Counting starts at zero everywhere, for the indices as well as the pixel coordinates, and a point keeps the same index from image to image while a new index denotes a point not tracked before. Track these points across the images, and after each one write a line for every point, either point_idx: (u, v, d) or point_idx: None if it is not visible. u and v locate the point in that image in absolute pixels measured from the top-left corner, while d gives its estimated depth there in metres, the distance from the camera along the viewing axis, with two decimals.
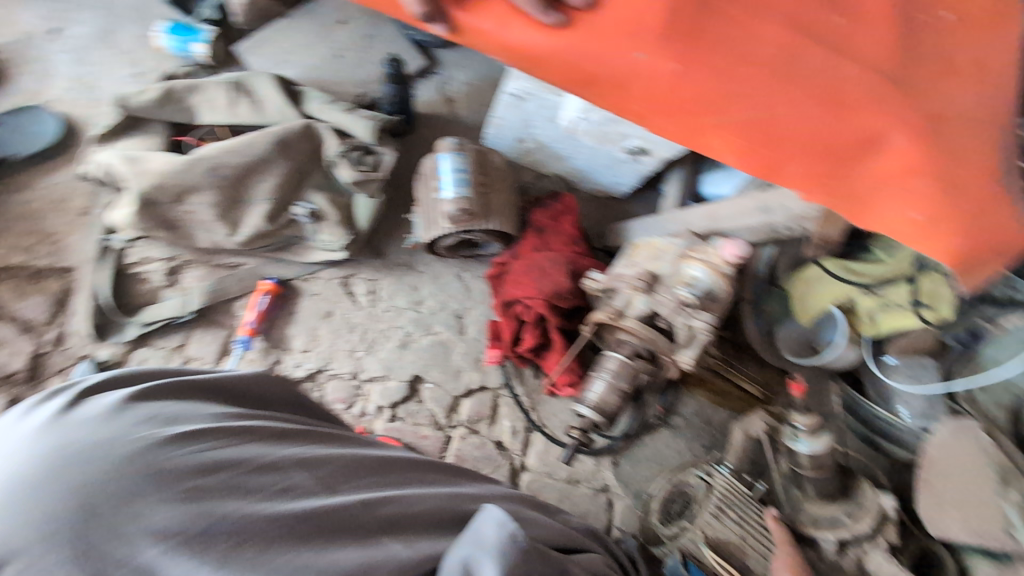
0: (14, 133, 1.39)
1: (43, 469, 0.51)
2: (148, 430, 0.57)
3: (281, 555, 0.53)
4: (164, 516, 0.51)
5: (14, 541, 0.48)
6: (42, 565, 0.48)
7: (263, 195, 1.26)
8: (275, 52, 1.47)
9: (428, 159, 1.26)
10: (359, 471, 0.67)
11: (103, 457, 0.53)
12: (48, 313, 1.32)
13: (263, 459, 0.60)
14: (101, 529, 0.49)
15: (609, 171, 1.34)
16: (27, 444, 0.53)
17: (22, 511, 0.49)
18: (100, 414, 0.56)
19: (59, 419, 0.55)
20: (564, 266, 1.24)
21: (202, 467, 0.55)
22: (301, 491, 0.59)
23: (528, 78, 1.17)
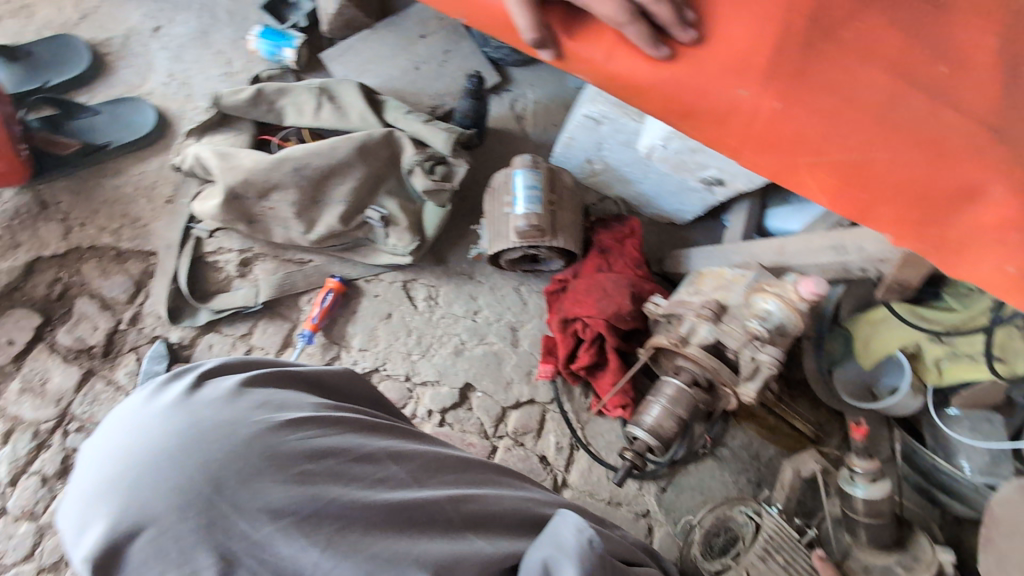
0: (114, 122, 1.47)
1: (174, 443, 0.56)
2: (262, 414, 0.61)
3: (380, 541, 0.56)
4: (279, 495, 0.55)
5: (151, 507, 0.53)
6: (176, 531, 0.53)
7: (340, 197, 1.31)
8: (358, 61, 1.54)
9: (501, 174, 1.30)
10: (443, 468, 0.69)
11: (226, 436, 0.57)
12: (127, 293, 1.40)
13: (362, 450, 0.63)
14: (224, 503, 0.54)
15: (676, 198, 1.35)
16: (160, 419, 0.59)
17: (157, 480, 0.54)
18: (220, 398, 0.61)
19: (187, 398, 0.61)
20: (626, 288, 1.25)
21: (310, 453, 0.59)
22: (394, 483, 0.62)
23: (608, 103, 1.20)
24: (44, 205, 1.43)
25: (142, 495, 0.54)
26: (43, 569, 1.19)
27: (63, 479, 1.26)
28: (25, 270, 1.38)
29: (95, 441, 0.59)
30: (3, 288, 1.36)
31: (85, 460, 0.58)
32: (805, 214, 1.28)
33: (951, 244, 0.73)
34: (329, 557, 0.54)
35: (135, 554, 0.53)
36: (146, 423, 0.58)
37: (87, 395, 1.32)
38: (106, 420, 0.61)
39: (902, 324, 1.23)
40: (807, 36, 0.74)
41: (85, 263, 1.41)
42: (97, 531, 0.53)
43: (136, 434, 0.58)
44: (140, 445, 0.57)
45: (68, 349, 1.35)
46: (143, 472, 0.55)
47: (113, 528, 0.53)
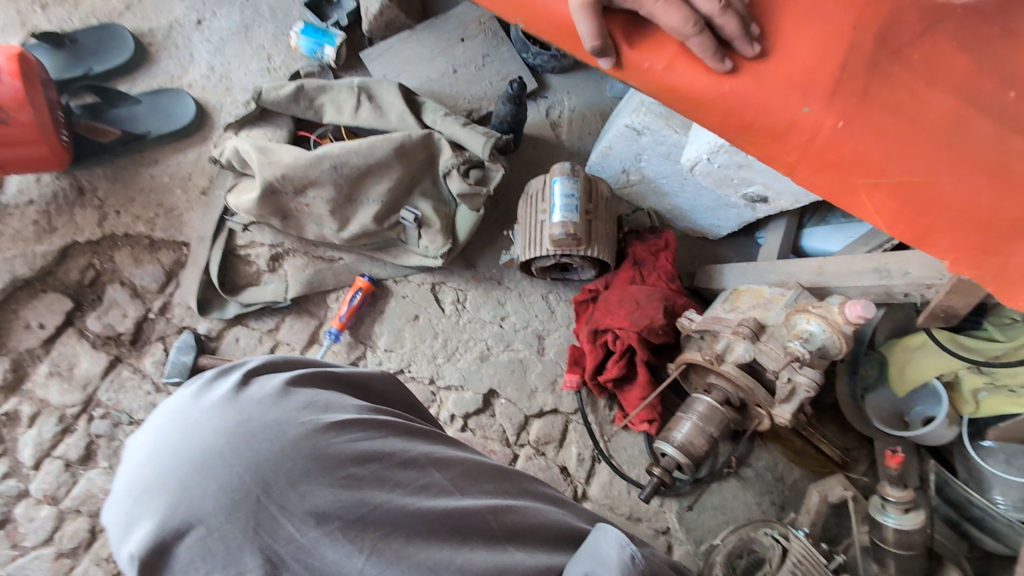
0: (153, 111, 1.49)
1: (222, 442, 0.55)
2: (309, 415, 0.59)
3: (423, 550, 0.55)
4: (325, 499, 0.54)
5: (199, 507, 0.52)
6: (224, 532, 0.52)
7: (375, 197, 1.31)
8: (397, 62, 1.54)
9: (537, 181, 1.30)
10: (484, 475, 0.67)
11: (274, 437, 0.55)
12: (158, 282, 1.40)
13: (405, 455, 0.61)
14: (272, 506, 0.53)
15: (712, 212, 1.34)
16: (207, 416, 0.57)
17: (204, 480, 0.53)
18: (267, 396, 0.60)
19: (234, 396, 0.59)
20: (659, 301, 1.23)
21: (356, 457, 0.57)
22: (437, 490, 0.60)
23: (651, 114, 1.19)
24: (81, 191, 1.44)
25: (189, 495, 0.52)
26: (62, 554, 1.19)
27: (86, 465, 1.26)
28: (58, 254, 1.39)
29: (140, 435, 0.58)
30: (36, 271, 1.37)
31: (130, 455, 0.57)
32: (845, 235, 1.26)
33: (1009, 273, 0.70)
34: (373, 564, 0.53)
35: (182, 553, 0.52)
36: (193, 420, 0.57)
37: (113, 382, 1.33)
38: (152, 414, 0.60)
39: (941, 350, 1.18)
40: (872, 55, 0.72)
41: (117, 251, 1.42)
42: (143, 529, 0.52)
43: (182, 431, 0.56)
44: (187, 442, 0.55)
45: (96, 336, 1.36)
46: (190, 471, 0.53)
47: (160, 528, 0.52)
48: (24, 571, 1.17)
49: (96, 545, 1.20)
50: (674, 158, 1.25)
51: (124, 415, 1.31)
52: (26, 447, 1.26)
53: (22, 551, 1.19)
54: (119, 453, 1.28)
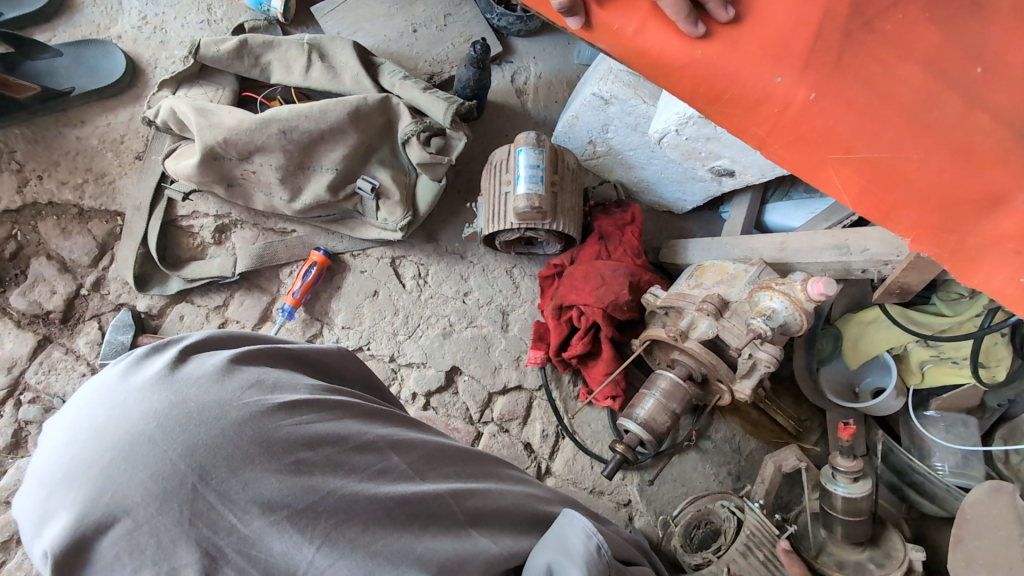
0: (78, 66, 1.34)
1: (153, 425, 0.47)
2: (255, 396, 0.52)
3: (380, 539, 0.50)
4: (271, 487, 0.48)
5: (125, 497, 0.45)
6: (155, 524, 0.45)
7: (329, 164, 1.23)
8: (352, 20, 1.44)
9: (500, 151, 1.24)
10: (445, 459, 0.63)
11: (212, 420, 0.48)
12: (90, 255, 1.30)
13: (362, 437, 0.55)
14: (211, 495, 0.46)
15: (678, 186, 1.32)
16: (136, 397, 0.49)
17: (131, 468, 0.46)
18: (208, 375, 0.52)
19: (171, 375, 0.51)
20: (624, 277, 1.21)
21: (308, 440, 0.51)
22: (396, 475, 0.55)
23: (619, 82, 1.15)
24: None
25: (113, 484, 0.45)
26: None
27: (13, 453, 1.19)
28: None
29: (57, 418, 0.50)
30: None
31: (44, 441, 0.49)
32: (806, 211, 1.27)
33: (967, 249, 0.69)
34: (327, 555, 0.48)
35: (106, 550, 0.45)
36: (119, 400, 0.49)
37: (43, 364, 1.24)
38: (72, 395, 0.52)
39: (892, 324, 1.22)
40: (848, 23, 0.69)
41: (42, 221, 1.30)
42: (59, 524, 0.45)
43: (108, 414, 0.48)
44: (111, 426, 0.47)
45: (21, 314, 1.26)
46: (115, 458, 0.46)
47: (77, 523, 0.44)
48: None
49: None
50: (642, 129, 1.21)
51: (55, 400, 1.23)
52: None
53: None
54: None
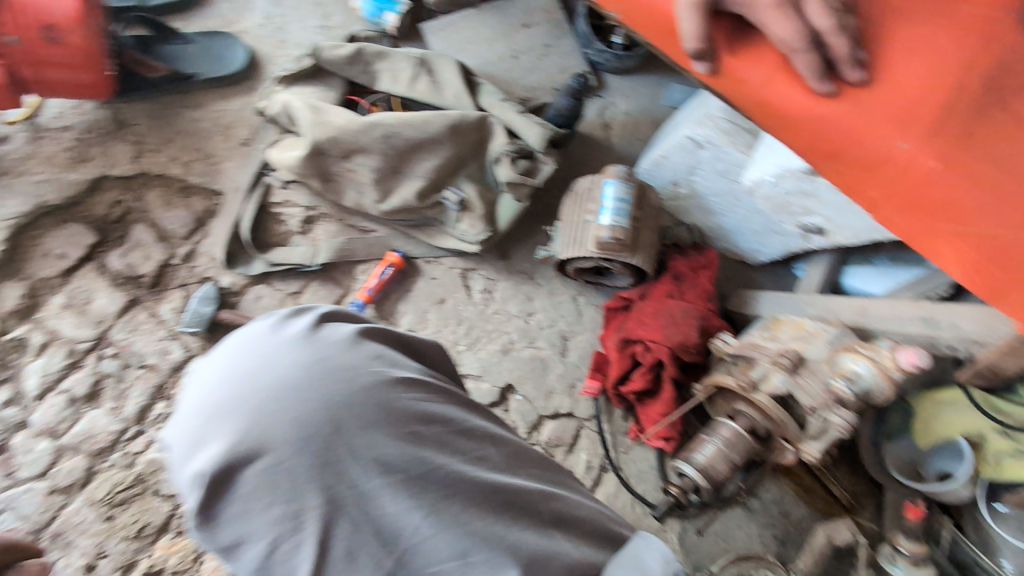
0: (205, 54, 1.43)
1: (298, 375, 0.51)
2: (380, 367, 0.56)
3: (476, 520, 0.52)
4: (388, 451, 0.51)
5: (270, 435, 0.49)
6: (292, 464, 0.49)
7: (421, 172, 1.28)
8: (458, 40, 1.50)
9: (584, 180, 1.28)
10: (529, 461, 0.63)
11: (347, 380, 0.52)
12: (187, 229, 1.39)
13: (464, 423, 0.58)
14: (342, 447, 0.49)
15: (757, 236, 1.32)
16: (283, 348, 0.54)
17: (277, 409, 0.50)
18: (342, 341, 0.56)
19: (314, 335, 0.56)
20: (695, 319, 1.20)
21: (421, 415, 0.54)
22: (491, 465, 0.57)
23: (715, 129, 1.17)
24: (121, 124, 1.40)
25: (259, 421, 0.49)
26: (55, 490, 1.23)
27: (90, 403, 1.29)
28: (89, 186, 1.37)
29: (211, 358, 0.55)
30: (64, 201, 1.35)
31: (199, 376, 0.54)
32: (890, 278, 1.24)
33: None
34: (434, 524, 0.50)
35: (247, 481, 0.49)
36: (269, 350, 0.54)
37: (128, 324, 1.35)
38: (223, 340, 0.57)
39: (972, 408, 1.17)
40: (980, 100, 0.69)
41: (149, 190, 1.39)
42: (211, 449, 0.49)
43: (260, 359, 0.53)
44: (262, 370, 0.52)
45: (117, 274, 1.36)
46: (263, 399, 0.50)
47: (227, 452, 0.49)
48: (14, 503, 1.21)
49: (90, 487, 1.24)
50: (731, 177, 1.22)
51: (134, 358, 1.33)
52: (32, 376, 1.29)
53: (16, 482, 1.23)
54: (124, 396, 1.31)
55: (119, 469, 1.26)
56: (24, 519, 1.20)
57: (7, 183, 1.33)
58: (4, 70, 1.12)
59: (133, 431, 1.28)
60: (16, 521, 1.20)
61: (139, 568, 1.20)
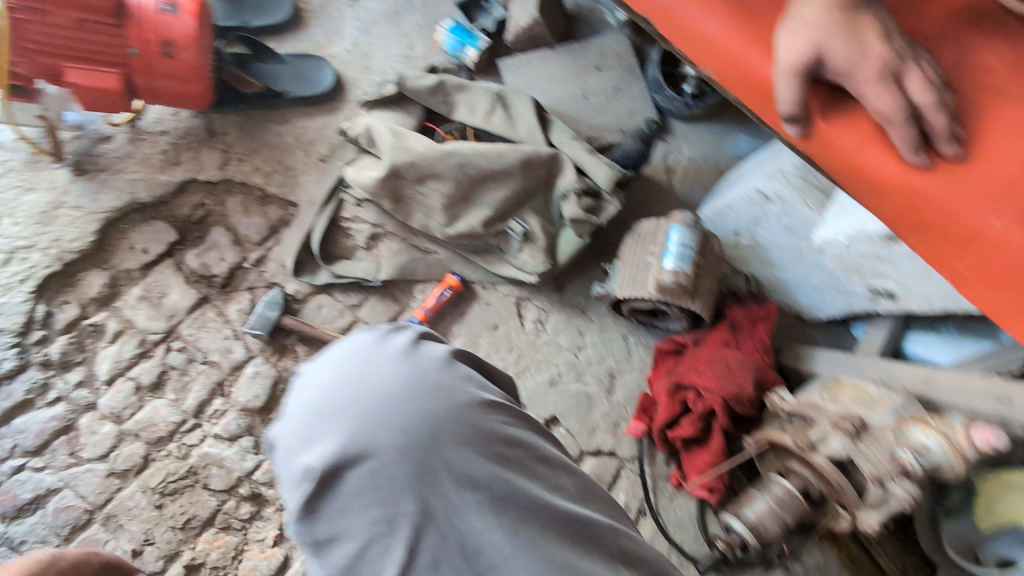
0: (295, 74, 1.50)
1: (403, 388, 0.58)
2: (471, 388, 0.62)
3: (551, 545, 0.55)
4: (475, 467, 0.56)
5: (375, 441, 0.55)
6: (393, 472, 0.55)
7: (489, 202, 1.32)
8: (533, 77, 1.55)
9: (647, 222, 1.30)
10: (600, 496, 0.65)
11: (443, 398, 0.59)
12: (261, 235, 1.46)
13: (542, 450, 0.62)
14: (440, 461, 0.55)
15: (818, 293, 1.31)
16: (388, 362, 0.61)
17: (382, 417, 0.56)
18: (438, 361, 0.63)
19: (416, 352, 0.62)
20: (751, 371, 1.19)
21: (505, 438, 0.60)
22: (565, 494, 0.60)
23: (788, 185, 1.17)
24: (211, 132, 1.48)
25: (367, 427, 0.56)
26: (113, 473, 1.29)
27: (154, 393, 1.35)
28: (177, 187, 1.45)
29: (323, 362, 0.62)
30: (153, 199, 1.44)
31: (311, 378, 0.62)
32: (956, 349, 1.21)
33: None
34: (514, 544, 0.54)
35: (350, 480, 0.55)
36: (376, 362, 0.61)
37: (196, 320, 1.41)
38: (333, 346, 0.64)
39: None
40: None
41: (230, 196, 1.47)
42: (322, 448, 0.56)
43: (368, 370, 0.60)
44: (370, 380, 0.59)
45: (192, 272, 1.44)
46: (373, 407, 0.57)
47: (337, 452, 0.55)
48: (75, 481, 1.28)
49: (145, 474, 1.30)
50: (797, 233, 1.21)
51: (199, 353, 1.39)
52: (104, 361, 1.36)
53: (79, 461, 1.29)
54: (185, 389, 1.36)
55: (173, 459, 1.32)
56: (82, 497, 1.27)
57: (104, 179, 1.43)
58: (123, 77, 1.21)
59: (191, 423, 1.33)
60: (75, 499, 1.27)
61: (182, 559, 1.24)
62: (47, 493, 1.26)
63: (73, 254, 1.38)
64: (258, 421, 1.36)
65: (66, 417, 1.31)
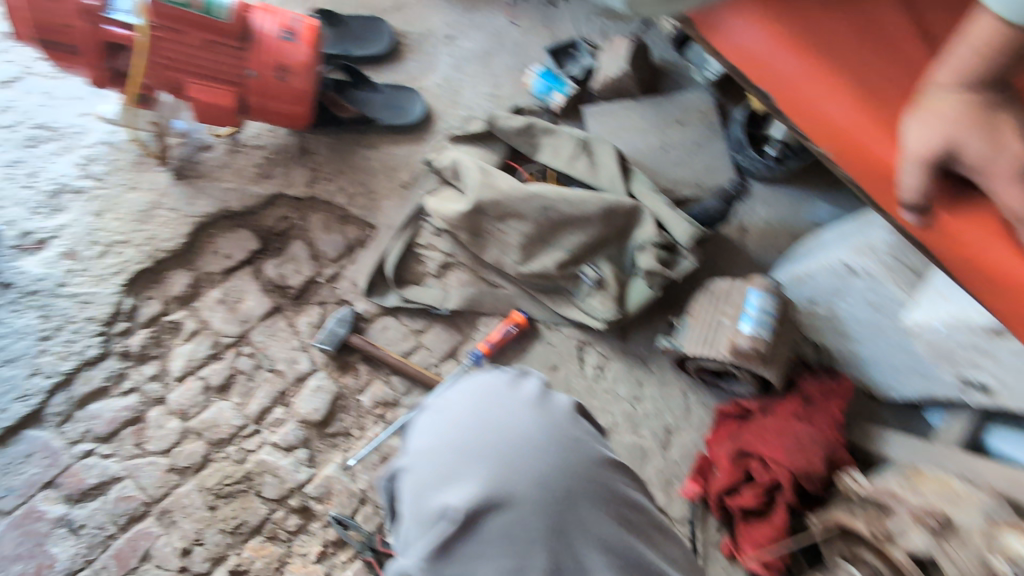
0: (388, 103, 1.56)
1: (545, 442, 0.70)
2: (592, 445, 0.74)
3: None
4: (598, 523, 0.68)
5: (520, 489, 0.67)
6: (527, 522, 0.66)
7: (565, 245, 1.34)
8: (616, 126, 1.58)
9: (722, 281, 1.29)
10: (681, 555, 0.77)
11: (576, 455, 0.71)
12: (338, 253, 1.51)
13: (643, 510, 0.74)
14: (570, 520, 0.67)
15: (896, 372, 1.26)
16: (529, 413, 0.73)
17: (528, 468, 0.68)
18: (566, 416, 0.76)
19: (554, 417, 0.74)
20: (822, 448, 1.16)
21: (618, 496, 0.72)
22: (659, 550, 0.73)
23: (878, 262, 1.14)
24: (303, 151, 1.55)
25: (514, 474, 0.67)
26: (173, 469, 1.33)
27: (221, 394, 1.40)
28: (266, 200, 1.52)
29: (467, 408, 0.74)
30: (242, 209, 1.50)
31: (457, 419, 0.73)
32: None
33: None
34: None
35: (492, 521, 0.65)
36: (519, 413, 0.73)
37: (268, 328, 1.46)
38: (473, 389, 0.76)
39: None
40: None
41: (313, 213, 1.53)
42: (468, 489, 0.66)
43: (512, 420, 0.72)
44: (516, 430, 0.71)
45: (269, 282, 1.49)
46: (518, 462, 0.69)
47: (482, 496, 0.66)
48: (138, 472, 1.32)
49: (202, 473, 1.33)
50: (881, 310, 1.17)
51: (266, 360, 1.43)
52: (178, 358, 1.41)
53: (143, 452, 1.33)
54: (250, 394, 1.40)
55: (231, 462, 1.35)
56: (142, 488, 1.31)
57: (201, 185, 1.50)
58: (237, 95, 1.28)
59: (252, 429, 1.36)
60: (135, 490, 1.30)
61: (228, 563, 1.26)
62: (110, 480, 1.31)
63: (163, 253, 1.45)
64: (314, 434, 1.38)
65: (137, 409, 1.36)
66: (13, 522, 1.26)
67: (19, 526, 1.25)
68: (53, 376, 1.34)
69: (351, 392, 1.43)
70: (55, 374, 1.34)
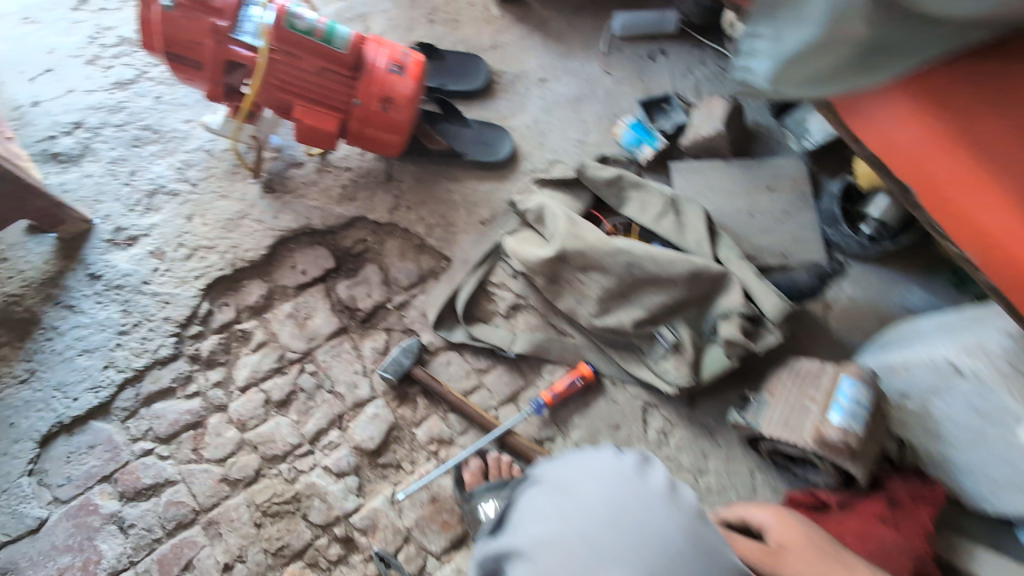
0: (477, 140, 1.58)
1: (683, 551, 0.72)
2: (720, 548, 0.76)
3: None
4: None
5: None
6: None
7: (645, 304, 1.30)
8: (703, 185, 1.54)
9: (809, 362, 1.23)
10: None
11: (710, 564, 0.73)
12: (410, 282, 1.51)
13: None
14: None
15: (996, 492, 1.14)
16: (665, 515, 0.74)
17: None
18: (694, 515, 0.77)
19: (686, 518, 0.75)
20: (909, 560, 1.06)
21: None
22: None
23: (990, 365, 1.08)
24: (389, 177, 1.57)
25: None
26: (225, 479, 1.33)
27: (280, 409, 1.40)
28: (346, 221, 1.54)
29: (600, 503, 0.74)
30: (324, 228, 1.52)
31: (592, 514, 0.73)
32: None
33: None
34: None
35: None
36: (655, 514, 0.74)
37: (333, 348, 1.46)
38: (604, 480, 0.77)
39: None
40: None
41: (391, 239, 1.54)
42: None
43: (650, 523, 0.73)
44: (654, 535, 0.72)
45: (339, 302, 1.50)
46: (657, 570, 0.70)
47: None
48: (191, 478, 1.32)
49: (253, 488, 1.32)
50: (988, 416, 1.09)
51: (327, 381, 1.43)
52: (244, 368, 1.42)
53: (199, 459, 1.34)
54: (308, 413, 1.40)
55: (281, 480, 1.34)
56: (193, 495, 1.31)
57: (288, 200, 1.54)
58: (339, 121, 1.31)
59: (306, 449, 1.36)
60: (187, 496, 1.30)
61: None
62: (164, 483, 1.31)
63: (244, 263, 1.48)
64: (366, 462, 1.37)
65: (199, 413, 1.38)
66: (68, 512, 1.27)
67: (74, 517, 1.27)
68: (125, 370, 1.37)
69: (407, 423, 1.41)
70: (127, 369, 1.37)
